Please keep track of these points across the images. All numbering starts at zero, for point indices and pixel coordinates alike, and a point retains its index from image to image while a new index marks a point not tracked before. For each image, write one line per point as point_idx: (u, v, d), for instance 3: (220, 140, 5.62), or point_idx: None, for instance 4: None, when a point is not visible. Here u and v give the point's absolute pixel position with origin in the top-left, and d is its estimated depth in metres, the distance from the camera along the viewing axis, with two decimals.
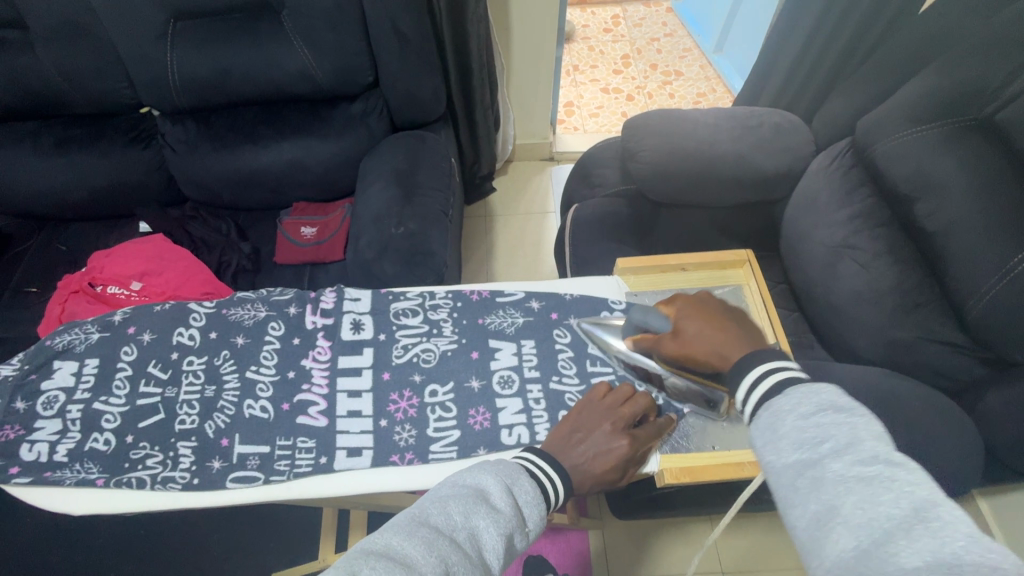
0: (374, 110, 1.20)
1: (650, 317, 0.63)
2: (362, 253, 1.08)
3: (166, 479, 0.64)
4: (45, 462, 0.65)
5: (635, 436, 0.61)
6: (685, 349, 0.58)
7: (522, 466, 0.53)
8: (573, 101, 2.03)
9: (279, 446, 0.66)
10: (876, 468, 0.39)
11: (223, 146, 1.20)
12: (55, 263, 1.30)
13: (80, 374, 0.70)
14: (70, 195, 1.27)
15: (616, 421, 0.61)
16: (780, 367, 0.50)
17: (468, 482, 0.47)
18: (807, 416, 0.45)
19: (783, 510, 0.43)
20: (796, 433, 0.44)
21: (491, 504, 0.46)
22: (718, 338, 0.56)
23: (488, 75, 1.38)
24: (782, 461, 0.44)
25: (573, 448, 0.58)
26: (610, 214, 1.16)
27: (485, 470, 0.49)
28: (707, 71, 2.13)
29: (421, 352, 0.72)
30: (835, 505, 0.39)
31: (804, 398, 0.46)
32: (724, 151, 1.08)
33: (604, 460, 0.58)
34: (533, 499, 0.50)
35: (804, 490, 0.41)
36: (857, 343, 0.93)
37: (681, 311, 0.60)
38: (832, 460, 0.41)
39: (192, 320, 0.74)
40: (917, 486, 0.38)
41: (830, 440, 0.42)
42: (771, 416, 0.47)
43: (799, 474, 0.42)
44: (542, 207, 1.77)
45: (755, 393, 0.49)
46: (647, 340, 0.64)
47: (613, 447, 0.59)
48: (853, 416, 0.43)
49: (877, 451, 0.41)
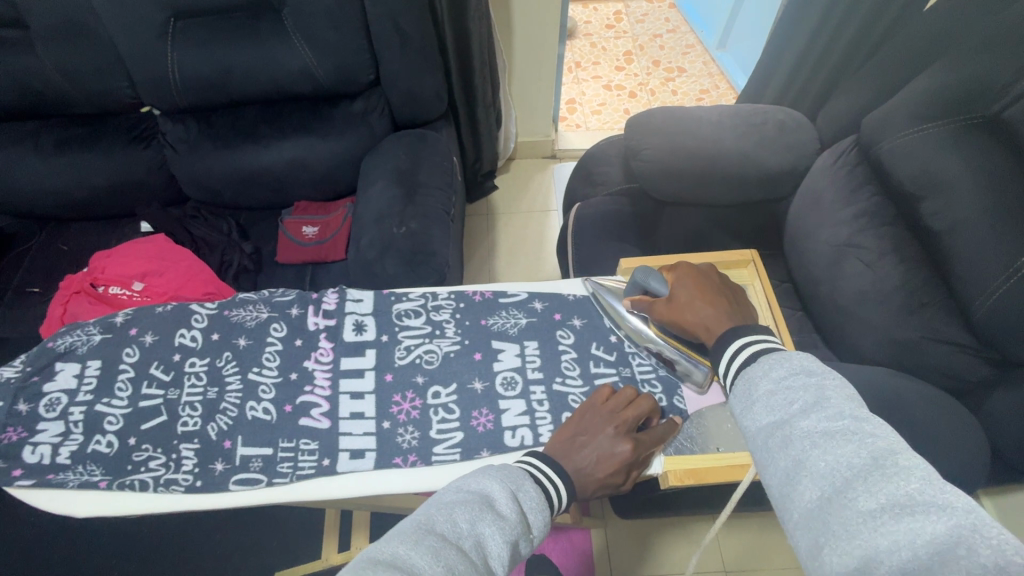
0: (376, 109, 1.19)
1: (652, 280, 0.67)
2: (364, 252, 1.08)
3: (169, 481, 0.64)
4: (48, 464, 0.65)
5: (639, 440, 0.61)
6: (675, 314, 0.63)
7: (526, 471, 0.52)
8: (575, 98, 2.02)
9: (282, 449, 0.65)
10: (841, 423, 0.42)
11: (224, 145, 1.20)
12: (57, 263, 1.30)
13: (82, 376, 0.70)
14: (71, 194, 1.27)
15: (618, 425, 0.61)
16: (758, 340, 0.54)
17: (474, 487, 0.47)
18: (779, 381, 0.48)
19: (760, 470, 0.46)
20: (769, 397, 0.47)
21: (496, 511, 0.46)
22: (709, 311, 0.60)
23: (490, 73, 1.37)
24: (758, 424, 0.47)
25: (575, 453, 0.58)
26: (613, 212, 1.16)
27: (490, 476, 0.49)
28: (710, 68, 2.12)
29: (423, 354, 0.72)
30: (803, 459, 0.42)
31: (778, 365, 0.49)
32: (728, 149, 1.07)
33: (608, 464, 0.58)
34: (538, 505, 0.50)
35: (776, 448, 0.44)
36: (861, 343, 0.93)
37: (679, 278, 0.65)
38: (801, 419, 0.44)
39: (194, 321, 0.73)
40: (877, 437, 0.41)
41: (799, 401, 0.45)
42: (747, 384, 0.50)
43: (772, 434, 0.45)
44: (544, 205, 1.77)
45: (735, 364, 0.53)
46: (643, 301, 0.67)
47: (617, 451, 0.58)
48: (821, 379, 0.46)
49: (843, 408, 0.43)
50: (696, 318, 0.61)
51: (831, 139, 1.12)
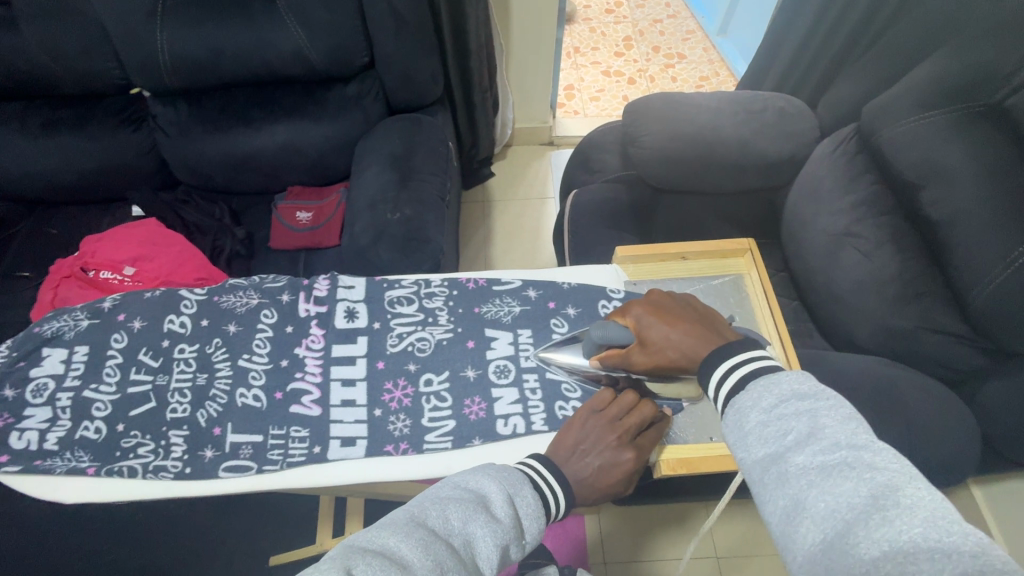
0: (370, 93, 1.17)
1: (612, 331, 0.60)
2: (358, 238, 1.06)
3: (158, 468, 0.63)
4: (36, 450, 0.64)
5: (640, 446, 0.61)
6: (655, 356, 0.58)
7: (526, 477, 0.52)
8: (573, 84, 2.00)
9: (272, 436, 0.65)
10: (838, 457, 0.40)
11: (215, 129, 1.18)
12: (46, 247, 1.28)
13: (70, 362, 0.69)
14: (59, 177, 1.24)
15: (621, 434, 0.60)
16: (746, 360, 0.50)
17: (471, 486, 0.47)
18: (770, 409, 0.45)
19: (757, 505, 0.44)
20: (760, 428, 0.44)
21: (491, 513, 0.46)
22: (687, 338, 0.56)
23: (487, 58, 1.35)
24: (752, 457, 0.44)
25: (576, 459, 0.59)
26: (609, 200, 1.15)
27: (489, 476, 0.49)
28: (710, 54, 2.09)
29: (416, 341, 0.71)
30: (802, 499, 0.40)
31: (766, 391, 0.46)
32: (727, 137, 1.06)
33: (609, 473, 0.58)
34: (533, 511, 0.49)
35: (772, 485, 0.42)
36: (856, 333, 0.92)
37: (640, 319, 0.59)
38: (796, 453, 0.42)
39: (183, 307, 0.73)
40: (877, 471, 0.39)
41: (792, 432, 0.43)
42: (736, 412, 0.47)
43: (767, 469, 0.43)
44: (541, 192, 1.75)
45: (722, 389, 0.50)
46: (616, 355, 0.61)
47: (618, 460, 0.59)
48: (815, 404, 0.43)
49: (839, 438, 0.41)
50: (675, 351, 0.56)
51: (830, 127, 1.11)
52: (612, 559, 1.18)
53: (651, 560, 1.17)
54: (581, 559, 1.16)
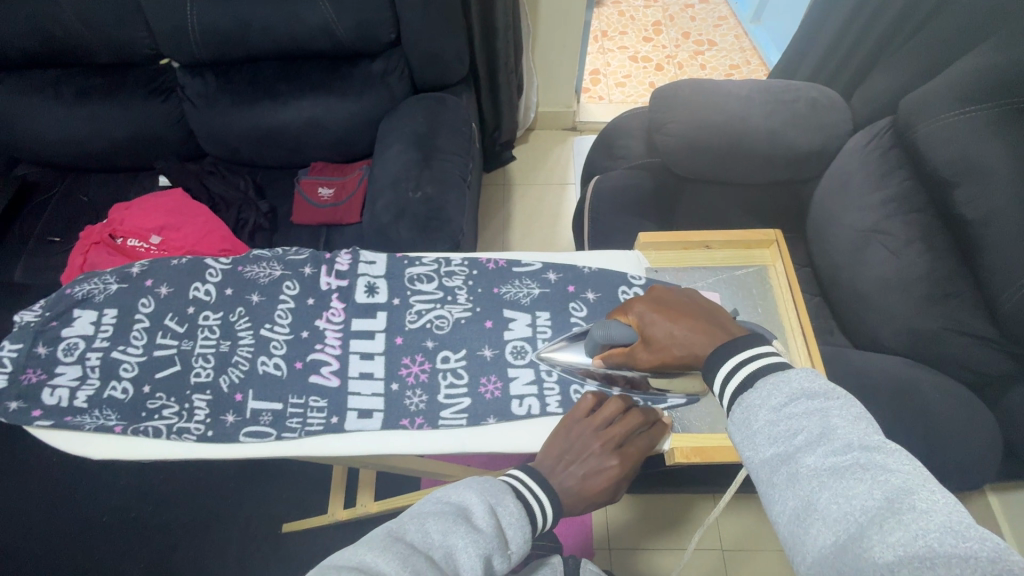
0: (395, 70, 1.17)
1: (613, 331, 0.58)
2: (378, 216, 1.07)
3: (181, 430, 0.65)
4: (66, 407, 0.66)
5: (626, 454, 0.61)
6: (660, 355, 0.55)
7: (509, 486, 0.52)
8: (599, 69, 1.97)
9: (291, 404, 0.66)
10: (850, 458, 0.39)
11: (242, 102, 1.19)
12: (76, 213, 1.31)
13: (99, 324, 0.71)
14: (90, 144, 1.27)
15: (605, 441, 0.60)
16: (752, 355, 0.48)
17: (453, 500, 0.47)
18: (779, 408, 0.44)
19: (765, 506, 0.43)
20: (769, 428, 0.43)
21: (472, 524, 0.46)
22: (692, 335, 0.52)
23: (514, 39, 1.33)
24: (760, 456, 0.43)
25: (563, 468, 0.58)
26: (633, 186, 1.13)
27: (470, 488, 0.49)
28: (742, 42, 2.04)
29: (434, 319, 0.71)
30: (813, 501, 0.39)
31: (775, 388, 0.45)
32: (757, 126, 1.03)
33: (595, 483, 0.58)
34: (517, 520, 0.49)
35: (781, 486, 0.41)
36: (879, 331, 0.91)
37: (643, 317, 0.56)
38: (806, 454, 0.41)
39: (208, 275, 0.74)
40: (891, 473, 0.38)
41: (803, 432, 0.42)
42: (743, 411, 0.46)
43: (776, 470, 0.42)
44: (562, 177, 1.74)
45: (728, 386, 0.48)
46: (620, 354, 0.59)
47: (603, 469, 0.59)
48: (826, 403, 0.42)
49: (851, 439, 0.40)
50: (682, 349, 0.53)
51: (865, 119, 1.08)
52: (617, 544, 1.19)
53: (656, 547, 1.18)
54: (586, 543, 1.19)
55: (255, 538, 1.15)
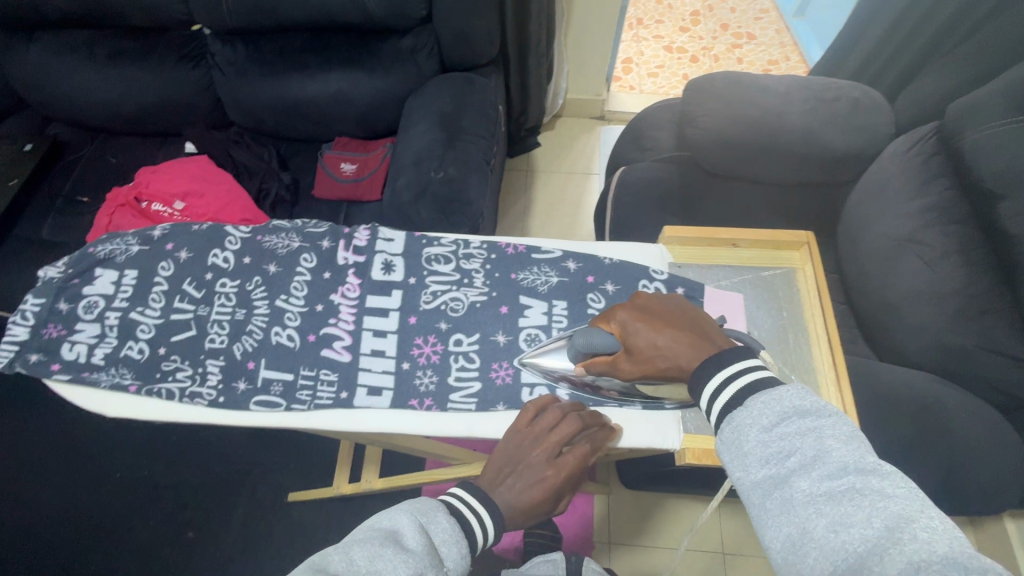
0: (425, 47, 1.15)
1: (596, 339, 0.58)
2: (399, 194, 1.06)
3: (193, 394, 0.65)
4: (83, 363, 0.67)
5: (568, 460, 0.58)
6: (645, 366, 0.55)
7: (440, 504, 0.52)
8: (632, 57, 1.92)
9: (302, 376, 0.66)
10: (845, 483, 0.40)
11: (270, 72, 1.19)
12: (104, 174, 1.32)
13: (119, 284, 0.72)
14: (120, 107, 1.28)
15: (540, 451, 0.58)
16: (740, 371, 0.48)
17: (383, 524, 0.47)
18: (771, 428, 0.45)
19: (758, 530, 0.43)
20: (762, 449, 0.44)
21: (403, 545, 0.45)
22: (677, 346, 0.53)
23: (547, 22, 1.30)
24: (752, 478, 0.44)
25: (502, 483, 0.57)
26: (658, 180, 1.11)
27: (399, 510, 0.49)
28: (783, 37, 1.98)
29: (449, 301, 0.70)
30: (809, 527, 0.39)
31: (766, 408, 0.45)
32: (793, 125, 1.00)
33: (534, 493, 0.56)
34: (450, 536, 0.49)
35: (776, 510, 0.42)
36: (906, 344, 0.87)
37: (627, 327, 0.56)
38: (801, 478, 0.41)
39: (228, 243, 0.74)
40: (888, 498, 0.38)
41: (797, 455, 0.42)
42: (733, 430, 0.46)
43: (769, 493, 0.43)
44: (586, 167, 1.71)
45: (717, 403, 0.48)
46: (603, 363, 0.59)
47: (542, 479, 0.57)
48: (819, 423, 0.43)
49: (845, 462, 0.41)
50: (666, 360, 0.53)
51: (909, 123, 1.03)
52: (616, 538, 1.19)
53: (655, 546, 1.18)
54: (585, 535, 1.19)
55: (261, 505, 1.17)
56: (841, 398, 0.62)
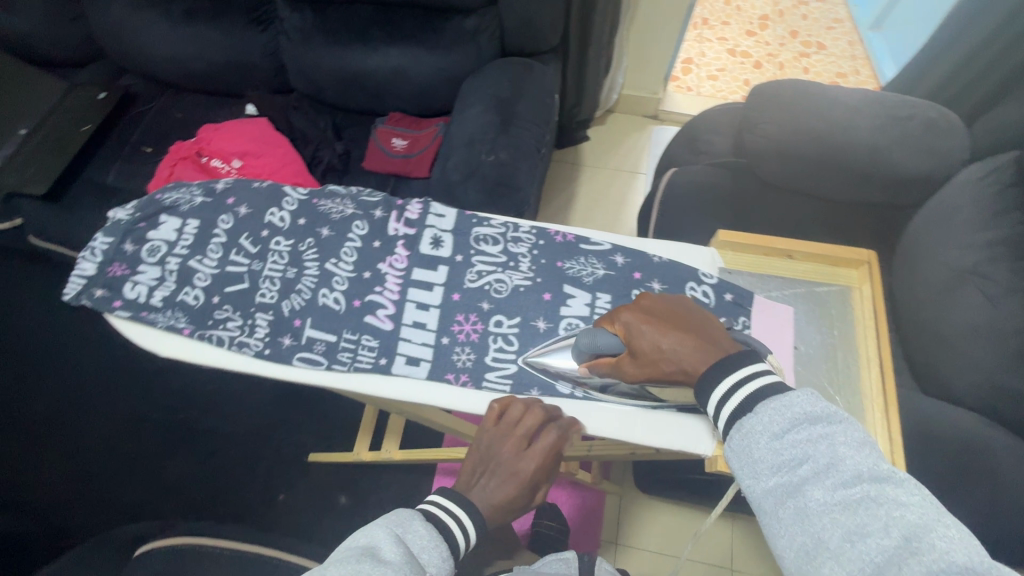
0: (487, 29, 1.16)
1: (600, 340, 0.59)
2: (448, 173, 1.07)
3: (241, 343, 0.68)
4: (142, 302, 0.70)
5: (540, 451, 0.59)
6: (649, 369, 0.57)
7: (415, 512, 0.53)
8: (693, 58, 1.87)
9: (345, 338, 0.68)
10: (860, 491, 0.42)
11: (334, 41, 1.21)
12: (168, 128, 1.38)
13: (181, 232, 0.75)
14: (189, 64, 1.33)
15: (507, 446, 0.60)
16: (746, 377, 0.51)
17: (360, 542, 0.47)
18: (781, 434, 0.46)
19: (768, 538, 0.45)
20: (773, 457, 0.46)
21: (380, 558, 0.46)
22: (683, 349, 0.55)
23: (612, 13, 1.28)
24: (763, 486, 0.46)
25: (476, 482, 0.59)
26: (708, 185, 1.09)
27: (373, 526, 0.49)
28: (855, 50, 1.90)
29: (494, 282, 0.71)
30: (824, 537, 0.41)
31: (777, 414, 0.47)
32: (860, 140, 0.96)
33: (508, 488, 0.58)
34: (429, 541, 0.50)
35: (790, 519, 0.43)
36: (955, 380, 0.83)
37: (631, 330, 0.57)
38: (814, 486, 0.43)
39: (285, 203, 0.76)
40: (903, 507, 0.40)
41: (809, 462, 0.44)
42: (743, 438, 0.48)
43: (782, 502, 0.44)
44: (634, 166, 1.68)
45: (725, 408, 0.50)
46: (606, 364, 0.60)
47: (515, 474, 0.59)
48: (830, 430, 0.45)
49: (859, 470, 0.43)
50: (671, 363, 0.55)
51: (985, 149, 0.98)
52: (624, 540, 1.19)
53: (662, 553, 1.17)
54: (593, 532, 1.19)
55: (284, 460, 1.21)
56: (888, 426, 0.60)
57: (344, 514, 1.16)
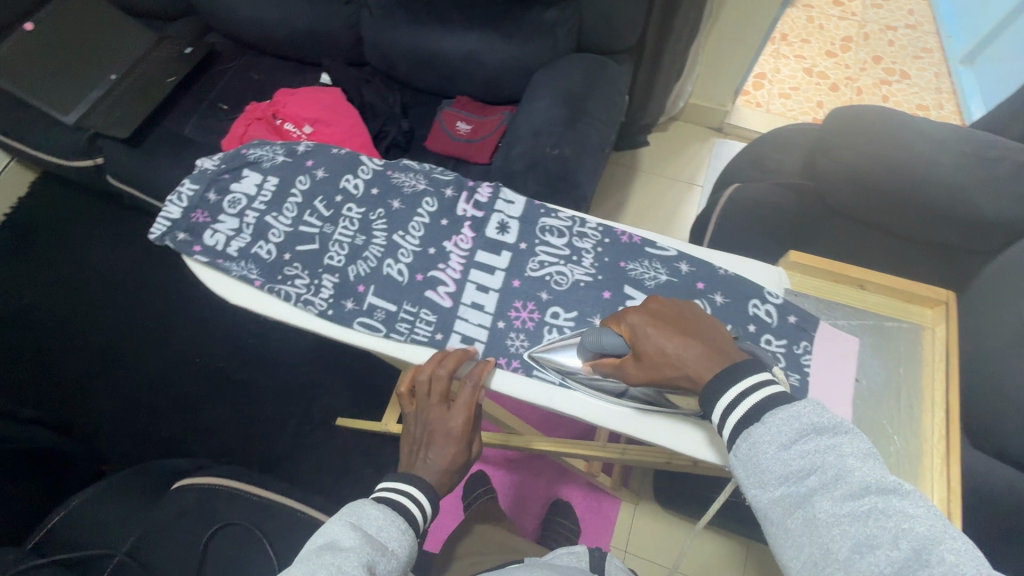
0: (566, 23, 1.16)
1: (604, 338, 0.58)
2: (511, 162, 1.08)
3: (307, 301, 0.70)
4: (219, 250, 0.73)
5: (460, 405, 0.63)
6: (652, 373, 0.56)
7: (366, 500, 0.56)
8: (767, 73, 1.82)
9: (405, 309, 0.70)
10: (870, 503, 0.41)
11: (414, 20, 1.23)
12: (245, 88, 1.43)
13: (261, 188, 0.78)
14: (273, 29, 1.37)
15: (433, 414, 0.63)
16: (753, 386, 0.49)
17: (319, 540, 0.50)
18: (789, 445, 0.46)
19: (776, 549, 0.45)
20: (780, 466, 0.45)
21: (342, 547, 0.49)
22: (686, 355, 0.54)
23: (693, 20, 1.26)
24: (770, 495, 0.45)
25: (419, 458, 0.63)
26: (770, 205, 1.06)
27: (327, 523, 0.52)
28: (941, 82, 1.81)
29: (555, 274, 0.71)
30: (833, 549, 0.40)
31: (785, 423, 0.46)
32: (941, 177, 0.91)
33: (448, 452, 0.62)
34: (383, 520, 0.54)
35: (798, 530, 0.43)
36: (1014, 439, 0.79)
37: (636, 333, 0.56)
38: (822, 497, 0.43)
39: (360, 172, 0.79)
40: (913, 521, 0.40)
41: (817, 472, 0.44)
42: (750, 447, 0.47)
43: (790, 512, 0.44)
44: (690, 177, 1.66)
45: (731, 417, 0.49)
46: (610, 364, 0.59)
47: (449, 436, 0.62)
48: (836, 440, 0.44)
49: (868, 482, 0.42)
50: (675, 369, 0.54)
51: None
52: (634, 550, 1.18)
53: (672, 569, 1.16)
54: (604, 537, 1.19)
55: (313, 421, 1.26)
56: (945, 474, 0.59)
57: (363, 481, 1.19)
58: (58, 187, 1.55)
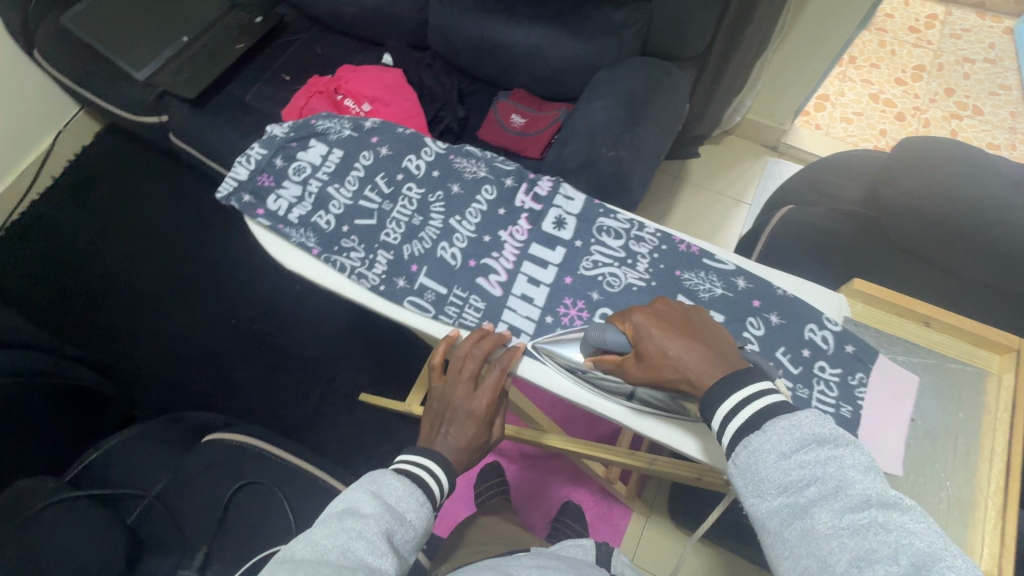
0: (635, 25, 1.15)
1: (608, 336, 0.58)
2: (564, 160, 1.07)
3: (360, 274, 0.71)
4: (281, 215, 0.75)
5: (487, 387, 0.63)
6: (653, 374, 0.55)
7: (388, 469, 0.56)
8: (830, 95, 1.77)
9: (455, 293, 0.70)
10: (870, 517, 0.40)
11: (481, 8, 1.23)
12: (308, 61, 1.46)
13: (326, 159, 0.80)
14: (342, 6, 1.39)
15: (459, 391, 0.63)
16: (754, 395, 0.48)
17: (341, 505, 0.51)
18: (790, 454, 0.45)
19: (773, 560, 0.44)
20: (779, 475, 0.45)
21: (361, 514, 0.50)
22: (688, 359, 0.53)
23: (764, 34, 1.24)
24: (769, 505, 0.45)
25: (440, 434, 0.63)
26: (824, 230, 1.03)
27: (350, 488, 0.53)
28: (1016, 122, 1.73)
29: (608, 275, 0.70)
30: (830, 561, 0.40)
31: (785, 433, 0.46)
32: (1017, 222, 0.87)
33: (468, 431, 0.62)
34: (403, 490, 0.54)
35: (795, 541, 0.42)
36: None
37: (638, 332, 0.56)
38: (821, 509, 0.42)
39: (423, 153, 0.80)
40: (913, 537, 0.39)
41: (815, 483, 0.43)
42: (750, 456, 0.46)
43: (788, 522, 0.43)
44: (739, 194, 1.62)
45: (731, 425, 0.48)
46: (612, 361, 0.59)
47: (471, 416, 0.62)
48: (835, 452, 0.44)
49: (868, 495, 0.41)
50: (676, 372, 0.53)
51: None
52: (641, 562, 1.17)
53: None
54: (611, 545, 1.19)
55: (338, 393, 1.28)
56: (999, 531, 0.57)
57: (380, 459, 1.21)
58: (121, 140, 1.62)
